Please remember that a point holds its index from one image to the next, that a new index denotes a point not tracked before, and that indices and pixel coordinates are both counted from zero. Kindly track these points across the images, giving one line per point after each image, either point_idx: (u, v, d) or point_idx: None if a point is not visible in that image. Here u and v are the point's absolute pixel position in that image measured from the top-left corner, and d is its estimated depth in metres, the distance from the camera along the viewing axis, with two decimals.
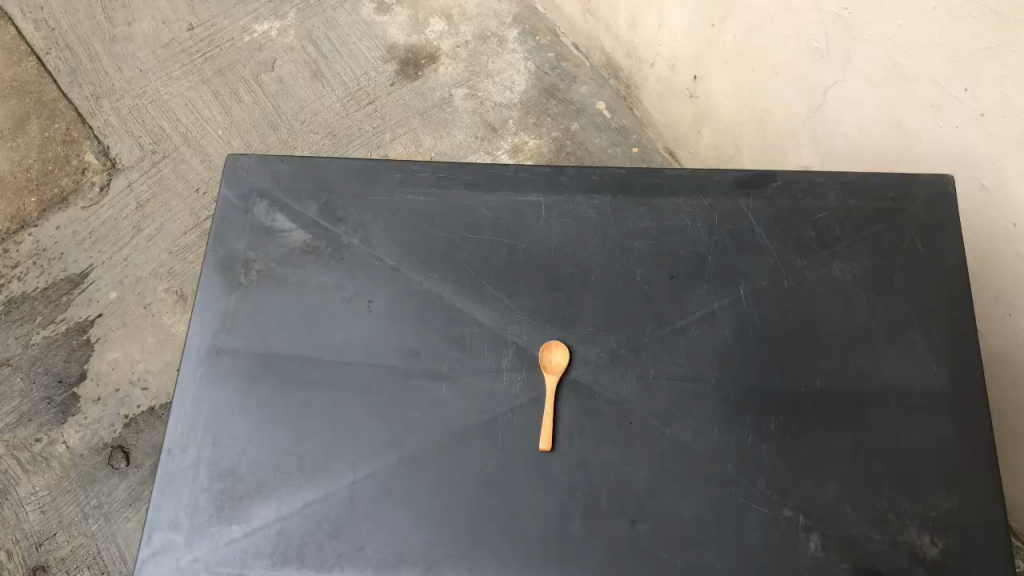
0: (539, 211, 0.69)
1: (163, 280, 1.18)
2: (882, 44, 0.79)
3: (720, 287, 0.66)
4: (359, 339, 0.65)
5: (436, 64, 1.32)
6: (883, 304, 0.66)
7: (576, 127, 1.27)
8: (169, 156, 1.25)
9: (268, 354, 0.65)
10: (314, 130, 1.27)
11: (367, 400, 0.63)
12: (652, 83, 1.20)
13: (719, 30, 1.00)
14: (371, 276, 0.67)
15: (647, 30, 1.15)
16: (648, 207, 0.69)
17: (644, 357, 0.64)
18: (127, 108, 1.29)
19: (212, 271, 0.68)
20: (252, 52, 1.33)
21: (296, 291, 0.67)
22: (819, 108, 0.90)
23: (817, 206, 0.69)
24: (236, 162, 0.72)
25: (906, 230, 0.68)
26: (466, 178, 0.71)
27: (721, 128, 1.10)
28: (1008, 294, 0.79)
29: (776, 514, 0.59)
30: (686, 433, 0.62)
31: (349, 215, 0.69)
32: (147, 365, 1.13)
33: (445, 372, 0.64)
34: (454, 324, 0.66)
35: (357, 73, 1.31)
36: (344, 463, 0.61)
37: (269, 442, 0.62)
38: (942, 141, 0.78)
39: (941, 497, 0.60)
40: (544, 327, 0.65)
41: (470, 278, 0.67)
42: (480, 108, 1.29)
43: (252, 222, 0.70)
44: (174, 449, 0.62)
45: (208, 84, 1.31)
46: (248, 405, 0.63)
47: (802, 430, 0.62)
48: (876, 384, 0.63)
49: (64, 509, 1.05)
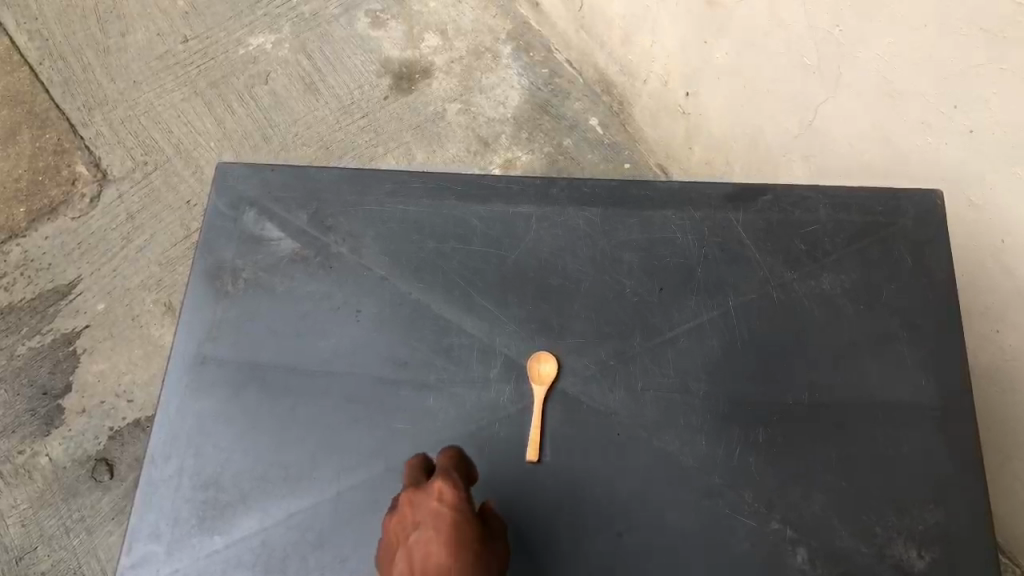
0: (529, 221, 0.69)
1: (152, 292, 1.17)
2: (874, 62, 0.79)
3: (709, 299, 0.66)
4: (344, 350, 0.65)
5: (429, 78, 1.32)
6: (872, 317, 0.65)
7: (568, 142, 1.27)
8: (160, 168, 1.25)
9: (253, 363, 0.65)
10: (306, 143, 1.28)
11: (352, 410, 0.63)
12: (645, 100, 1.21)
13: (711, 47, 1.01)
14: (360, 286, 0.67)
15: (641, 46, 1.15)
16: (638, 218, 0.69)
17: (633, 368, 0.64)
18: (119, 119, 1.29)
19: (199, 279, 0.68)
20: (246, 64, 1.33)
21: (283, 300, 0.67)
22: (810, 125, 0.91)
23: (807, 219, 0.68)
24: (225, 170, 0.72)
25: (897, 244, 0.67)
26: (456, 188, 0.70)
27: (713, 145, 1.10)
28: (995, 310, 0.79)
29: (762, 526, 0.59)
30: (674, 444, 0.62)
31: (339, 224, 0.69)
32: (134, 377, 1.12)
33: (431, 383, 0.64)
34: (441, 334, 0.65)
35: (351, 86, 1.31)
36: (328, 473, 0.61)
37: (253, 452, 0.62)
38: (932, 158, 0.78)
39: (929, 510, 0.60)
40: (533, 338, 0.65)
41: (460, 288, 0.67)
42: (473, 123, 1.29)
43: (241, 231, 0.70)
44: (157, 459, 0.62)
45: (201, 96, 1.31)
46: (233, 414, 0.63)
47: (789, 442, 0.61)
48: (864, 397, 0.63)
49: (45, 523, 1.05)
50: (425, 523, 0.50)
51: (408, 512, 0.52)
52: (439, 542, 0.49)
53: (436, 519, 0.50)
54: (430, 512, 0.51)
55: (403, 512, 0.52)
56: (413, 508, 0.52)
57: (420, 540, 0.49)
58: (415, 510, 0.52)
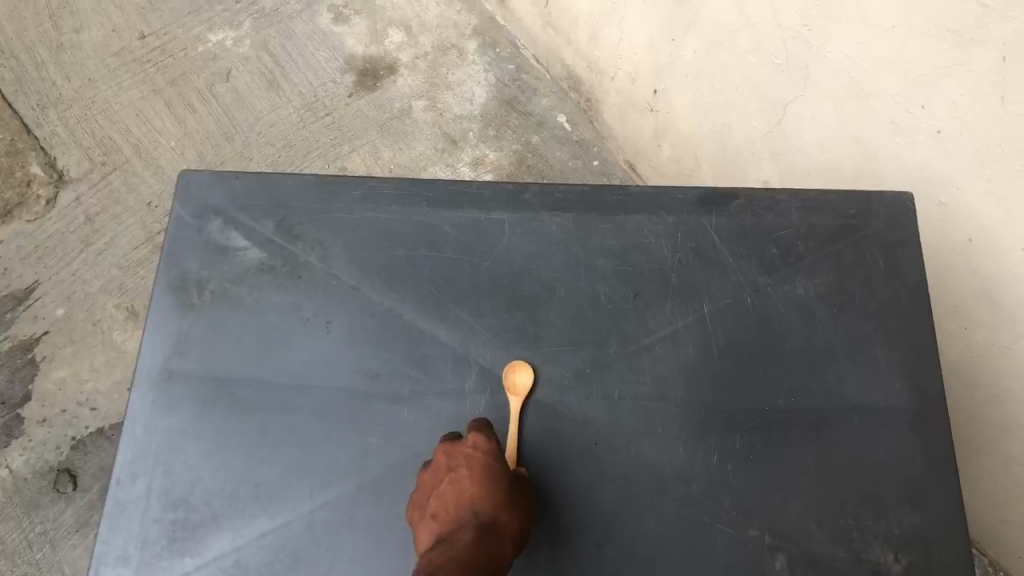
0: (502, 228, 0.68)
1: (113, 296, 1.14)
2: (842, 62, 0.79)
3: (684, 305, 0.66)
4: (315, 363, 0.64)
5: (394, 75, 1.30)
6: (846, 321, 0.65)
7: (536, 139, 1.26)
8: (119, 169, 1.22)
9: (222, 379, 0.63)
10: (270, 142, 1.25)
11: (325, 425, 0.62)
12: (613, 97, 1.20)
13: (679, 45, 1.00)
14: (329, 297, 0.65)
15: (608, 43, 1.14)
16: (611, 224, 0.68)
17: (609, 376, 0.64)
18: (75, 118, 1.25)
19: (164, 292, 0.66)
20: (206, 61, 1.30)
21: (251, 313, 0.65)
22: (779, 124, 0.91)
23: (779, 223, 0.68)
24: (188, 178, 0.70)
25: (868, 247, 0.68)
26: (427, 194, 0.69)
27: (681, 142, 1.10)
28: (963, 308, 0.79)
29: (742, 534, 0.59)
30: (652, 453, 0.61)
31: (307, 233, 0.68)
32: (97, 385, 1.10)
33: (406, 395, 0.63)
34: (415, 345, 0.64)
35: (314, 84, 1.29)
36: (301, 491, 0.60)
37: (224, 470, 0.61)
38: (900, 158, 0.78)
39: (905, 514, 0.60)
40: (509, 347, 0.64)
41: (433, 298, 0.66)
42: (440, 120, 1.27)
43: (206, 241, 0.68)
44: (123, 480, 0.61)
45: (160, 94, 1.27)
46: (202, 432, 0.62)
47: (766, 448, 0.62)
48: (839, 401, 0.63)
49: (7, 537, 1.02)
50: (460, 466, 0.56)
51: (445, 454, 0.58)
52: (473, 484, 0.55)
53: (471, 463, 0.56)
54: (466, 457, 0.57)
55: (442, 454, 0.58)
56: (451, 451, 0.57)
57: (455, 482, 0.56)
58: (453, 454, 0.57)
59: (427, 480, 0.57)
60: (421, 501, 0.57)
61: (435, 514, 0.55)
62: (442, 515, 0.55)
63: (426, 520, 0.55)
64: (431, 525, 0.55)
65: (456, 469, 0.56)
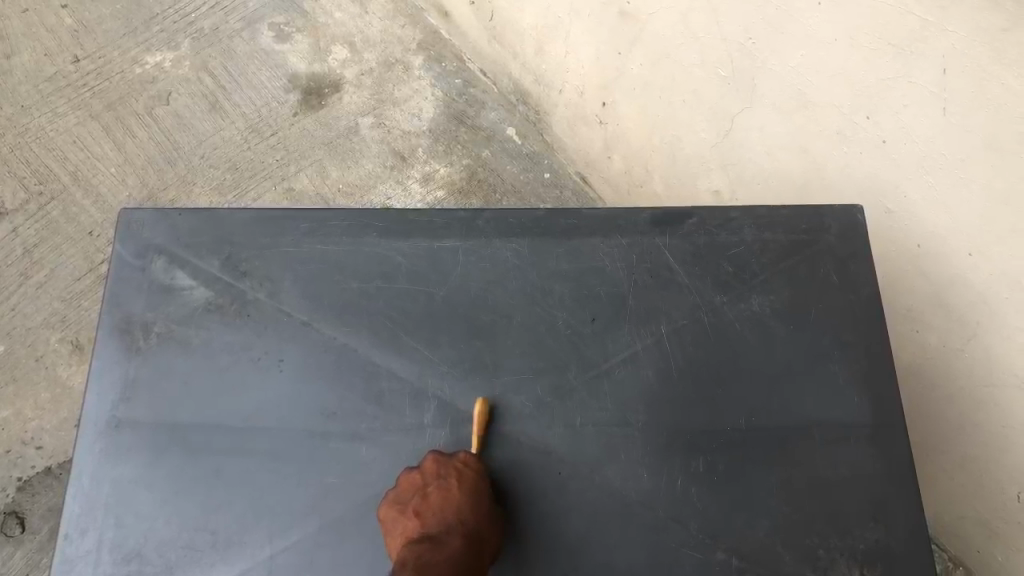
0: (456, 255, 0.67)
1: (56, 330, 1.11)
2: (789, 74, 0.79)
3: (642, 327, 0.65)
4: (268, 405, 0.62)
5: (339, 93, 1.28)
6: (802, 337, 0.66)
7: (486, 153, 1.26)
8: (57, 198, 1.18)
9: (172, 423, 0.61)
10: (214, 165, 1.22)
11: (281, 467, 0.60)
12: (562, 110, 1.19)
13: (626, 58, 1.00)
14: (281, 334, 0.64)
15: (555, 56, 1.14)
16: (566, 248, 0.68)
17: (571, 404, 0.63)
18: (9, 147, 1.21)
19: (108, 336, 0.64)
20: (145, 84, 1.26)
21: (201, 354, 0.63)
22: (728, 134, 0.91)
23: (733, 241, 0.68)
24: (128, 217, 0.67)
25: (821, 261, 0.68)
26: (378, 223, 0.67)
27: (631, 154, 1.10)
28: (915, 312, 0.79)
29: (708, 557, 0.59)
30: (617, 479, 0.61)
31: (255, 269, 0.66)
32: (42, 422, 1.06)
33: (363, 432, 0.62)
34: (371, 380, 0.63)
35: (257, 104, 1.26)
36: (260, 536, 0.58)
37: (178, 517, 0.59)
38: (849, 170, 0.78)
39: (868, 529, 0.60)
40: (467, 378, 0.63)
41: (388, 330, 0.64)
42: (388, 136, 1.26)
43: (150, 282, 0.65)
44: (72, 535, 0.58)
45: (98, 119, 1.23)
46: (154, 479, 0.60)
47: (730, 469, 0.62)
48: (798, 418, 0.63)
49: None
50: (450, 475, 0.57)
51: (435, 462, 0.58)
52: (462, 493, 0.56)
53: (460, 475, 0.58)
54: (456, 468, 0.58)
55: (431, 461, 0.58)
56: (441, 461, 0.59)
57: (444, 487, 0.56)
58: (443, 464, 0.58)
59: (409, 482, 0.58)
60: (401, 498, 0.57)
61: (418, 513, 0.55)
62: (427, 515, 0.55)
63: (406, 516, 0.56)
64: (413, 522, 0.55)
65: (446, 476, 0.57)
